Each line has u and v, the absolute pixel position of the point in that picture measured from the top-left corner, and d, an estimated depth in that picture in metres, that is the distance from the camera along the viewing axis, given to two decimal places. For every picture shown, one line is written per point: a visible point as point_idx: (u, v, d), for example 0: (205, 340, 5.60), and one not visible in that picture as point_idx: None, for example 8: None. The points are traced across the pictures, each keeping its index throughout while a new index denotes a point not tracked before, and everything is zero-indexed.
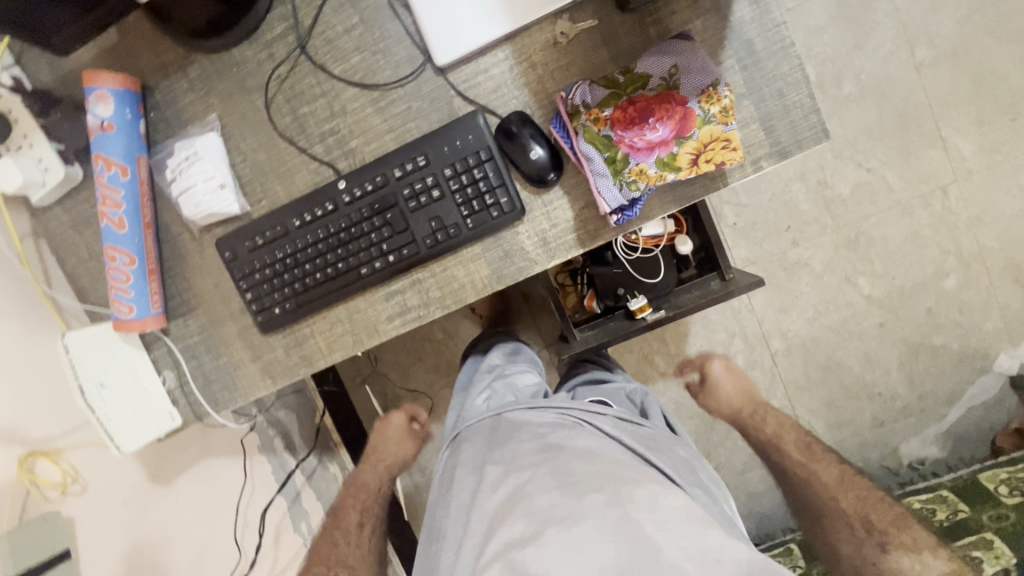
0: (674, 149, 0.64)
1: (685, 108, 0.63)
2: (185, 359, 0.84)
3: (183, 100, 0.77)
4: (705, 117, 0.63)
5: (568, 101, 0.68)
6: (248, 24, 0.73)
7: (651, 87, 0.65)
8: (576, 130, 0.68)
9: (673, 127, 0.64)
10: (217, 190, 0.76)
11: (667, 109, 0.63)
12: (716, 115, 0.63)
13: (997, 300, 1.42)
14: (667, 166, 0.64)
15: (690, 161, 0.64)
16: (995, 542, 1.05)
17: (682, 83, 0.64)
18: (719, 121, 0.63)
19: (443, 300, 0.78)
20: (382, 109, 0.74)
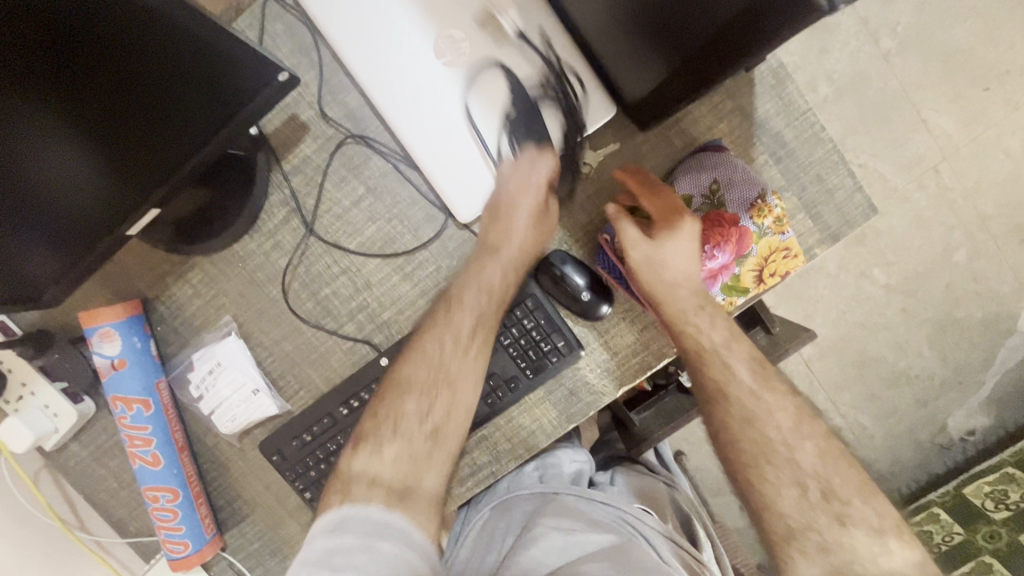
0: (736, 270, 0.61)
1: (739, 228, 0.59)
2: (250, 568, 0.77)
3: (191, 307, 0.71)
4: (761, 231, 0.59)
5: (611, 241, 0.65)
6: (247, 217, 0.68)
7: (695, 209, 0.62)
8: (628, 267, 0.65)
9: (731, 250, 0.60)
10: (250, 397, 0.69)
11: (721, 234, 0.59)
12: (771, 226, 0.59)
13: (1008, 263, 1.44)
14: (732, 289, 0.62)
15: (754, 279, 0.61)
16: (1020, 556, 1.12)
17: (727, 200, 0.60)
18: (775, 231, 0.60)
19: (514, 451, 0.73)
20: (409, 274, 0.69)
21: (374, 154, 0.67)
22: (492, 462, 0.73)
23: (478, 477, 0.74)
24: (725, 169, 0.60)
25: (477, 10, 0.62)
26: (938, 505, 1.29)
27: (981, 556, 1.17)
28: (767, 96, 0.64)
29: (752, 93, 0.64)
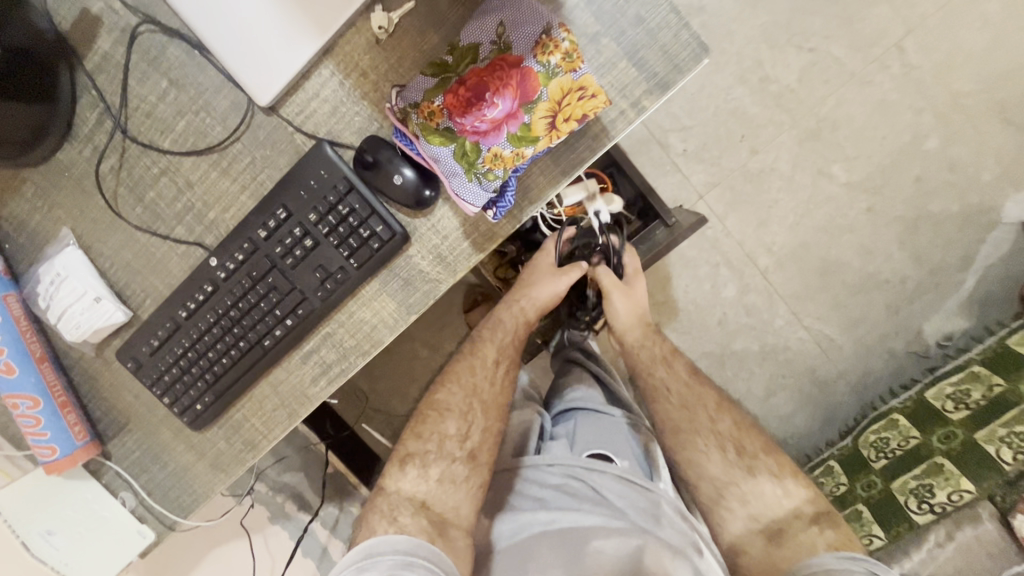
0: (524, 118, 0.57)
1: (521, 69, 0.56)
2: (135, 476, 0.80)
3: (32, 221, 0.72)
4: (549, 70, 0.56)
5: (396, 108, 0.62)
6: (60, 124, 0.67)
7: (483, 58, 0.58)
8: (416, 133, 0.61)
9: (514, 96, 0.56)
10: (93, 305, 0.71)
11: (500, 79, 0.56)
12: (559, 64, 0.56)
13: (989, 146, 1.29)
14: (522, 140, 0.58)
15: (547, 126, 0.58)
16: (945, 465, 1.07)
17: (512, 40, 0.57)
18: (565, 69, 0.56)
19: (359, 346, 0.72)
20: (227, 169, 0.67)
21: (170, 43, 0.64)
22: (340, 359, 0.72)
23: (331, 375, 0.73)
24: (514, 18, 0.57)
25: None
26: (899, 413, 1.21)
27: (933, 456, 1.10)
28: None
29: None
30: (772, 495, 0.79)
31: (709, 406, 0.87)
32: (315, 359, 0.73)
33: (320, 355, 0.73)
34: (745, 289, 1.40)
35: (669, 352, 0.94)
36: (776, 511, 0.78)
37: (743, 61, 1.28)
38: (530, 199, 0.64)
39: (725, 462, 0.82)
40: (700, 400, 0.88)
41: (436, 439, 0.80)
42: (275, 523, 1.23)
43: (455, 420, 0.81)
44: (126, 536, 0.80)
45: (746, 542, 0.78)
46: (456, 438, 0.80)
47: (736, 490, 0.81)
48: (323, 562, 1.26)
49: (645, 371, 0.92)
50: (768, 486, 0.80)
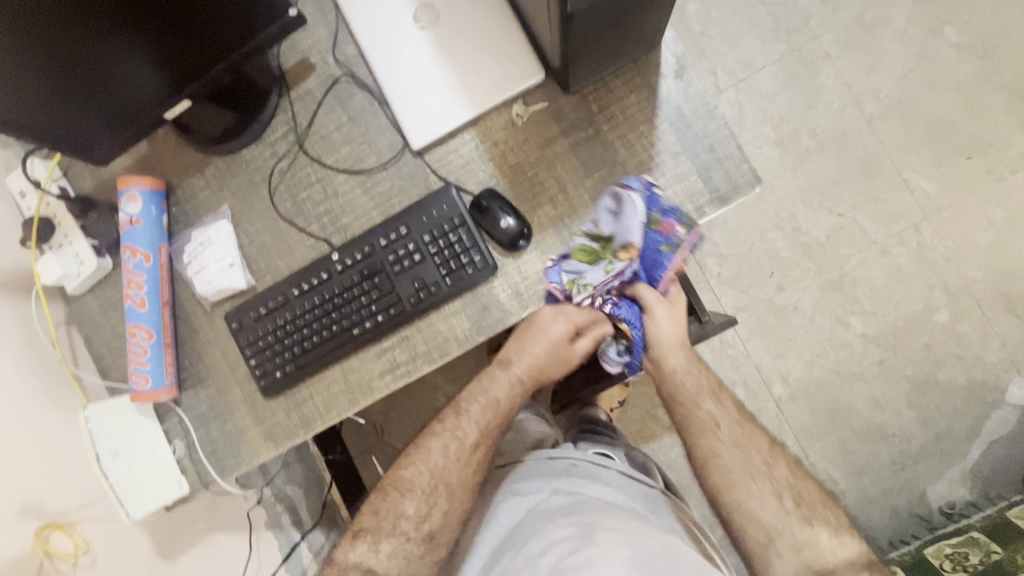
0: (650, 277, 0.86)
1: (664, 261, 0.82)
2: (195, 427, 0.90)
3: (201, 194, 0.90)
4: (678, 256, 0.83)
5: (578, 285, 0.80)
6: (257, 129, 0.87)
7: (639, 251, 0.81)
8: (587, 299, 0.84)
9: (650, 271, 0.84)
10: (226, 269, 0.85)
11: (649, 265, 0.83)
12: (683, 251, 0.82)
13: (994, 331, 1.42)
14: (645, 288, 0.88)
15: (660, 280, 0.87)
16: None
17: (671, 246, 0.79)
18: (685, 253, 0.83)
19: (429, 353, 0.83)
20: (369, 189, 0.85)
21: (359, 93, 0.85)
22: (408, 361, 0.84)
23: (396, 373, 0.84)
24: (630, 210, 0.76)
25: None
26: (897, 566, 1.23)
27: None
28: (670, 78, 0.78)
29: (658, 74, 0.79)
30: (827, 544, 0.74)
31: (763, 448, 0.81)
32: (388, 356, 0.84)
33: (393, 353, 0.84)
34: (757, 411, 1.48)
35: (710, 381, 0.88)
36: (827, 561, 0.73)
37: (780, 211, 1.49)
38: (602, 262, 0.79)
39: (781, 510, 0.77)
40: (754, 441, 0.82)
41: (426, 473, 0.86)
42: (269, 529, 1.24)
43: (441, 448, 0.87)
44: (167, 480, 0.87)
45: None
46: (411, 519, 0.84)
47: (786, 539, 0.76)
48: None
49: (679, 404, 0.86)
50: (825, 537, 0.75)
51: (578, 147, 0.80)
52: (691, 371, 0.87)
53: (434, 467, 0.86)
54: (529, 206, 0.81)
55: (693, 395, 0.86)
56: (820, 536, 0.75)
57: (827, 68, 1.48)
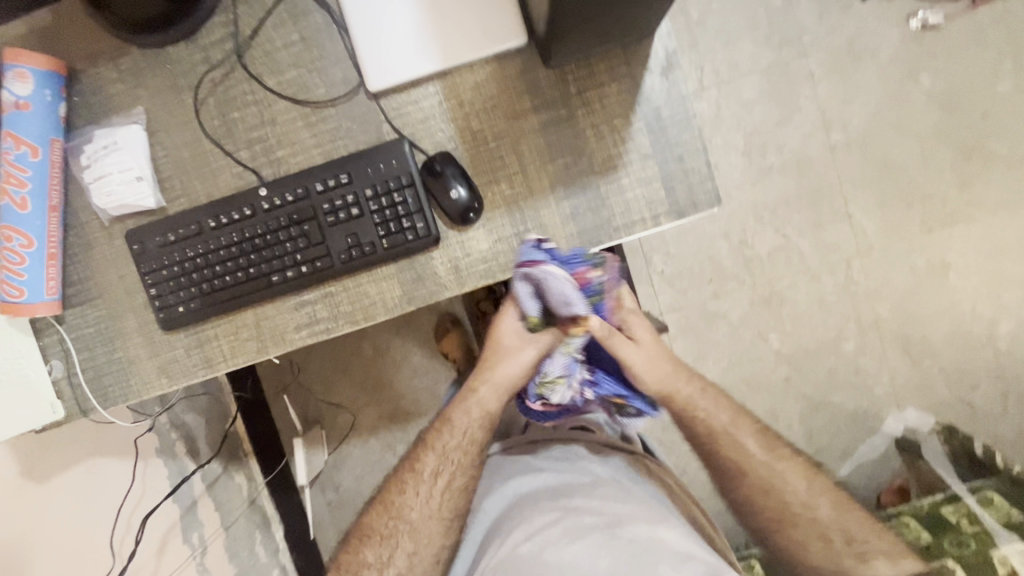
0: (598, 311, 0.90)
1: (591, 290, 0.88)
2: (77, 350, 0.81)
3: (111, 89, 0.77)
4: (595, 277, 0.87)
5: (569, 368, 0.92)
6: (187, 27, 0.74)
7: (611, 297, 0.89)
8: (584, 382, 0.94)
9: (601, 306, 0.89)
10: (132, 182, 0.75)
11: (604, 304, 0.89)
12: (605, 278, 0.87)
13: (888, 368, 1.54)
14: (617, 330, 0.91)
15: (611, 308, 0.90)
16: None
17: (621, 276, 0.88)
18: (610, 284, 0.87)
19: (352, 315, 0.78)
20: (312, 124, 0.76)
21: (316, 10, 0.74)
22: (329, 318, 0.78)
23: (314, 329, 0.79)
24: (525, 279, 0.75)
25: None
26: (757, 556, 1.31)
27: None
28: (656, 74, 0.74)
29: (644, 67, 0.74)
30: (881, 563, 0.79)
31: (792, 468, 0.85)
32: (307, 310, 0.78)
33: (314, 307, 0.78)
34: None
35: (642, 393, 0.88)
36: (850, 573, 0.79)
37: (731, 222, 1.52)
38: None
39: (838, 550, 0.81)
40: (811, 478, 0.85)
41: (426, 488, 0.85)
42: (159, 457, 1.18)
43: (433, 468, 0.86)
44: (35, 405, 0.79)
45: (825, 551, 0.81)
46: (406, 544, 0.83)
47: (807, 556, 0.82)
48: (186, 515, 1.20)
49: (724, 451, 0.87)
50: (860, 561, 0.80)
51: (547, 127, 0.75)
52: (721, 407, 0.88)
53: (434, 484, 0.85)
54: (484, 180, 0.76)
55: (724, 430, 0.88)
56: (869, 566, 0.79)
57: (807, 89, 1.48)
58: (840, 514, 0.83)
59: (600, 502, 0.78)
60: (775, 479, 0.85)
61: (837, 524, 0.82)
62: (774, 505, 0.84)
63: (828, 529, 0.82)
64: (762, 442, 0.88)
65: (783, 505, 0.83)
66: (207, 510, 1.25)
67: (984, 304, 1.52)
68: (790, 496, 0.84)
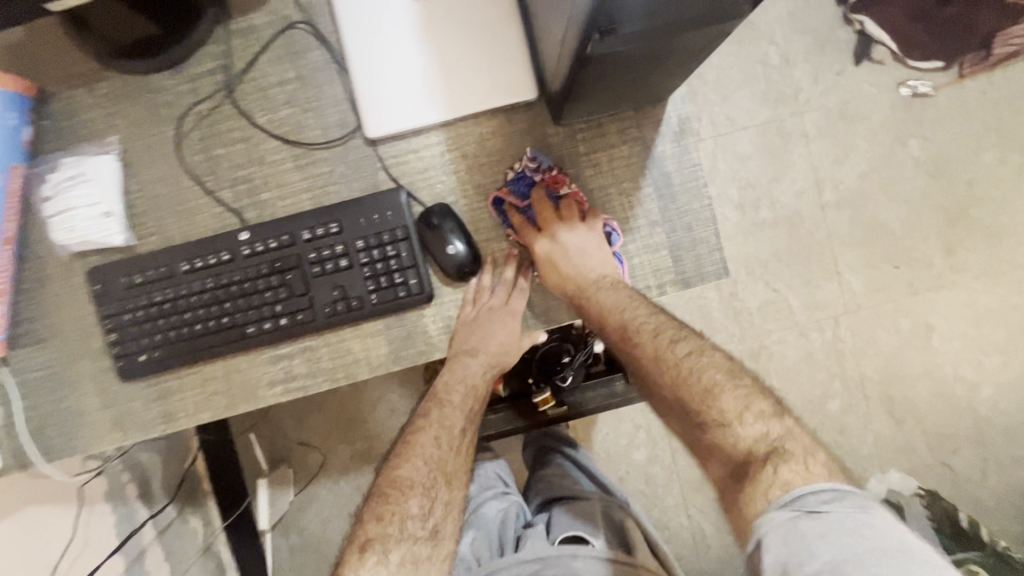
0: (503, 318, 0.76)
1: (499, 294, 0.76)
2: (21, 395, 0.73)
3: (85, 115, 0.71)
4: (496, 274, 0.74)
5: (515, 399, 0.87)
6: (175, 56, 0.69)
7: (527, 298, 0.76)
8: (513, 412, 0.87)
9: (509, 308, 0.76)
10: (100, 218, 0.69)
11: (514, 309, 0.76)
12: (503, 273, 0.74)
13: (872, 428, 1.53)
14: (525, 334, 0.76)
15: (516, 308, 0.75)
16: None
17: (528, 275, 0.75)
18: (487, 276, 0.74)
19: (332, 372, 0.72)
20: (304, 167, 0.71)
21: (316, 48, 0.70)
22: (306, 375, 0.72)
23: (290, 386, 0.73)
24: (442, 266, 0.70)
25: None
26: None
27: None
28: (668, 139, 0.71)
29: (656, 131, 0.71)
30: (730, 434, 0.67)
31: (708, 367, 0.71)
32: (283, 365, 0.72)
33: (291, 362, 0.72)
34: (651, 458, 1.51)
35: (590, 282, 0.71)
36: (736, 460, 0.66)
37: None
38: (549, 319, 0.72)
39: (742, 432, 0.67)
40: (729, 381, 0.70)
41: (427, 467, 0.77)
42: (107, 503, 1.07)
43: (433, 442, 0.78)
44: None
45: (729, 489, 0.66)
46: (415, 519, 0.75)
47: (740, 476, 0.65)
48: (133, 568, 1.09)
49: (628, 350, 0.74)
50: (734, 449, 0.66)
51: (553, 186, 0.71)
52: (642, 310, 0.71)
53: (429, 463, 0.77)
54: (484, 237, 0.72)
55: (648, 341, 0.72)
56: (727, 440, 0.67)
57: (801, 147, 1.49)
58: (748, 420, 0.67)
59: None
60: (689, 376, 0.71)
61: (745, 454, 0.66)
62: (716, 419, 0.68)
63: (742, 462, 0.66)
64: (665, 340, 0.72)
65: (685, 392, 0.71)
66: (157, 561, 1.14)
67: (965, 368, 1.53)
68: (690, 385, 0.70)
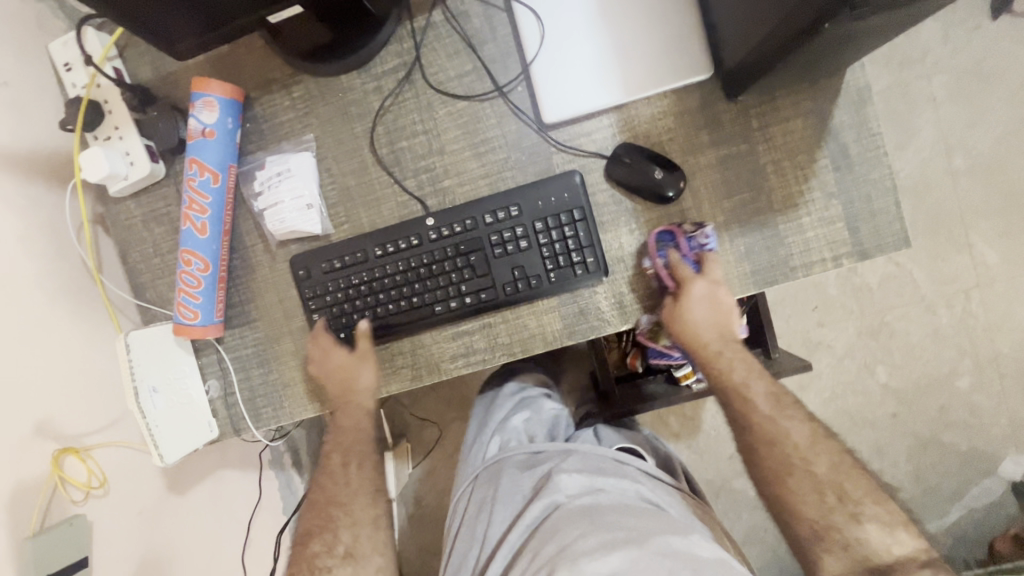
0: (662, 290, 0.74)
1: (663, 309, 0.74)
2: (234, 370, 0.82)
3: (282, 116, 0.78)
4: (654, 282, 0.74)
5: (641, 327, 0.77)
6: (362, 54, 0.75)
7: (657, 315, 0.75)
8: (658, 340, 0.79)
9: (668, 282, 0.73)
10: (304, 210, 0.76)
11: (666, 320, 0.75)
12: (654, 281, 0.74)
13: (1007, 407, 1.45)
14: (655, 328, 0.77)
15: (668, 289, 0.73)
16: None
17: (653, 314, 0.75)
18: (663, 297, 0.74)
19: (510, 347, 0.77)
20: (481, 154, 0.76)
21: (491, 41, 0.74)
22: (485, 349, 0.78)
23: (469, 359, 0.78)
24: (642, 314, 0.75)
25: None
26: None
27: None
28: (846, 110, 0.70)
29: (834, 102, 0.70)
30: (875, 536, 0.69)
31: (821, 445, 0.74)
32: (464, 340, 0.78)
33: (471, 337, 0.78)
34: None
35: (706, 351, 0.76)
36: (883, 550, 0.68)
37: None
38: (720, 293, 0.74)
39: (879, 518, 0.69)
40: (847, 466, 0.73)
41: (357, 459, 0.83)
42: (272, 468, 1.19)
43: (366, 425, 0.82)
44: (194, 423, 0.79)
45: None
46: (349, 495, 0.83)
47: (840, 532, 0.69)
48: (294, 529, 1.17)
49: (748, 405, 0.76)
50: (870, 527, 0.69)
51: (725, 162, 0.72)
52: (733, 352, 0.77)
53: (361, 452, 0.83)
54: (654, 216, 0.74)
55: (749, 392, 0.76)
56: (868, 533, 0.69)
57: (927, 112, 1.40)
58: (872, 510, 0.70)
59: (627, 518, 0.71)
60: (785, 441, 0.74)
61: (888, 553, 0.68)
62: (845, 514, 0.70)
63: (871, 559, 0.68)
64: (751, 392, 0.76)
65: (757, 433, 0.75)
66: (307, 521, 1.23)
67: None
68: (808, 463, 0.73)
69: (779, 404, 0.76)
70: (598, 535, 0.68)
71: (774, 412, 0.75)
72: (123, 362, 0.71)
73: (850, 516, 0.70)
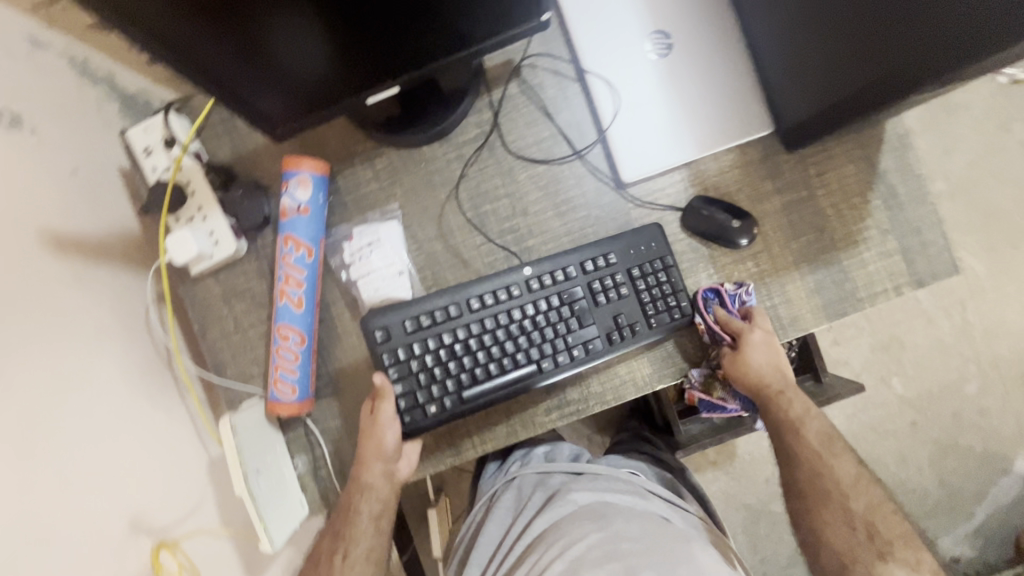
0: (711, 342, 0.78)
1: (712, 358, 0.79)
2: (324, 443, 0.81)
3: (366, 187, 0.81)
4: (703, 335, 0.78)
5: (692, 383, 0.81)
6: (444, 127, 0.79)
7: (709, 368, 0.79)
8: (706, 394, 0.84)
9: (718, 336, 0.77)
10: (396, 276, 0.77)
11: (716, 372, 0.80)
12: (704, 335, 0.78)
13: (1012, 407, 1.56)
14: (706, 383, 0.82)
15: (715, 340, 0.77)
16: None
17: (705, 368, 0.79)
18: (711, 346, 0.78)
19: (603, 398, 0.79)
20: (563, 213, 0.80)
21: (565, 109, 0.80)
22: (579, 401, 0.79)
23: (564, 414, 0.80)
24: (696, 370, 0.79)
25: (687, 23, 0.77)
26: None
27: None
28: (890, 155, 0.79)
29: (880, 149, 0.79)
30: None
31: (864, 489, 0.73)
32: (558, 394, 0.80)
33: (564, 391, 0.80)
34: None
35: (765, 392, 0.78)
36: None
37: None
38: (797, 328, 0.79)
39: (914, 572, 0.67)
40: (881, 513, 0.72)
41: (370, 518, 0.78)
42: None
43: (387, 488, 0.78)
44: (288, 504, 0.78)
45: None
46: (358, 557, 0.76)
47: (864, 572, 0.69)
48: None
49: (798, 441, 0.77)
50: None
51: (789, 207, 0.79)
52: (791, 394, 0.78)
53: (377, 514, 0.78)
54: (730, 260, 0.79)
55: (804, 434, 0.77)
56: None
57: None
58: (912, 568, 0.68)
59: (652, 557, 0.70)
60: (828, 479, 0.74)
61: None
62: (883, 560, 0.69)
63: None
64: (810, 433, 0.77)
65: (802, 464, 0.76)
66: None
67: None
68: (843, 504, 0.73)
69: (831, 447, 0.76)
70: (605, 548, 0.72)
71: (828, 454, 0.76)
72: (229, 446, 0.69)
73: (878, 555, 0.69)
